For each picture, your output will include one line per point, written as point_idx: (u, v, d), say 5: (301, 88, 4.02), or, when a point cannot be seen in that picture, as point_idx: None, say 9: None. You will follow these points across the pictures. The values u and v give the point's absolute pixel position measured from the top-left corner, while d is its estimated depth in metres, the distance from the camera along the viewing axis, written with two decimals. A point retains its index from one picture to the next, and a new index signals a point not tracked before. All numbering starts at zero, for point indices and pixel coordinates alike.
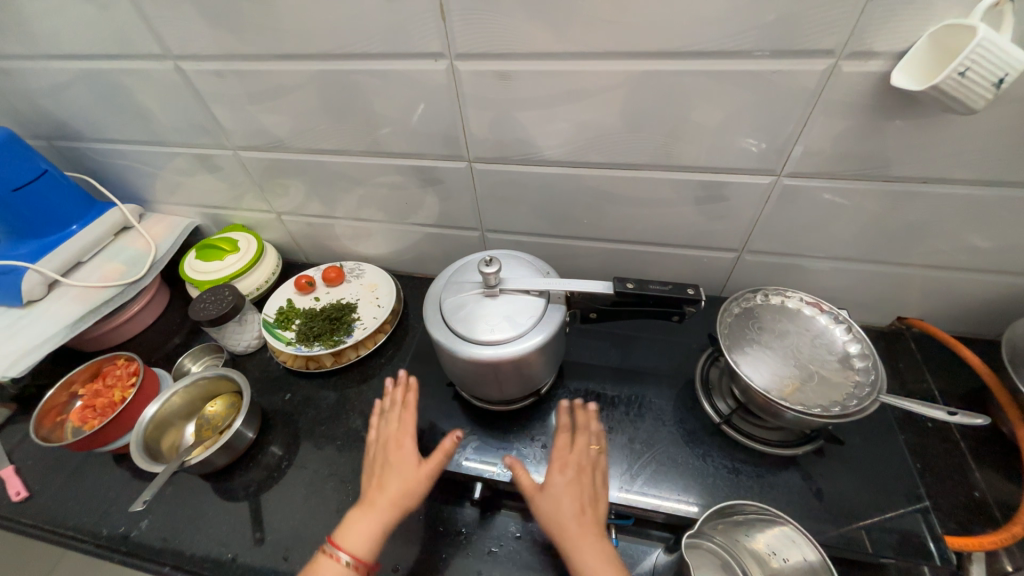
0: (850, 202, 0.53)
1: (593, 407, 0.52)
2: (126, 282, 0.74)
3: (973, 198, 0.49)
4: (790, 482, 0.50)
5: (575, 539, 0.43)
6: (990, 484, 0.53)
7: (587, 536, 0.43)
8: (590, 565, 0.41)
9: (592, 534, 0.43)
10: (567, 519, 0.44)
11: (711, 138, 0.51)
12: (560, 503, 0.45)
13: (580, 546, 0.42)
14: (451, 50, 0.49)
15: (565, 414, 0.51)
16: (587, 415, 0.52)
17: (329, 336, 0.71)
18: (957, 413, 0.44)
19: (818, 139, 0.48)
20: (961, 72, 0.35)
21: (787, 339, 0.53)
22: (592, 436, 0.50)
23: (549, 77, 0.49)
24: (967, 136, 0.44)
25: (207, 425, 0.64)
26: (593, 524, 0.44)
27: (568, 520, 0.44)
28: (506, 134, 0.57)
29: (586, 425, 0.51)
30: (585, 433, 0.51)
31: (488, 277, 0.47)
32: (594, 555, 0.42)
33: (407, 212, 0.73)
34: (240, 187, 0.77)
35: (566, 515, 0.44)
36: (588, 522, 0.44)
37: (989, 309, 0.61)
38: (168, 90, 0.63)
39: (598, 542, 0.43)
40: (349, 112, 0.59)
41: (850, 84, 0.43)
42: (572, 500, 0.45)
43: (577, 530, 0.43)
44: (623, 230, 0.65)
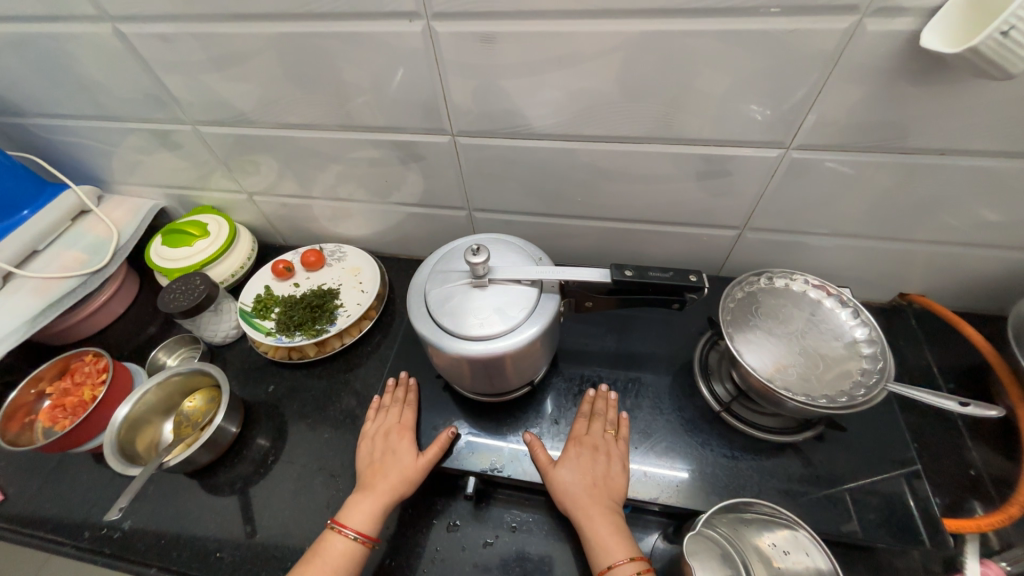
0: (862, 176, 0.50)
1: (613, 396, 0.54)
2: (88, 271, 0.69)
3: (993, 170, 0.46)
4: (790, 467, 0.49)
5: (586, 510, 0.45)
6: (987, 462, 0.53)
7: (599, 510, 0.45)
8: (601, 535, 0.43)
9: (604, 508, 0.45)
10: (578, 492, 0.46)
11: (716, 107, 0.46)
12: (573, 478, 0.47)
13: (591, 518, 0.44)
14: (427, 8, 0.43)
15: (585, 402, 0.53)
16: (607, 403, 0.53)
17: (310, 325, 0.67)
18: (968, 404, 0.42)
19: (833, 109, 0.44)
20: (1004, 31, 0.31)
21: (791, 324, 0.51)
22: (608, 421, 0.52)
23: (537, 40, 0.44)
24: (997, 102, 0.40)
25: (186, 422, 0.61)
26: (604, 498, 0.46)
27: (579, 492, 0.46)
28: (492, 105, 0.52)
29: (603, 412, 0.53)
30: (601, 419, 0.52)
31: (476, 267, 0.43)
32: (605, 526, 0.44)
33: (388, 191, 0.68)
34: (204, 165, 0.71)
35: (579, 488, 0.46)
36: (600, 497, 0.46)
37: (993, 285, 0.60)
38: (110, 57, 0.56)
39: (609, 516, 0.45)
40: (316, 81, 0.53)
41: (872, 46, 0.39)
42: (585, 475, 0.47)
43: (589, 503, 0.45)
44: (619, 208, 0.61)
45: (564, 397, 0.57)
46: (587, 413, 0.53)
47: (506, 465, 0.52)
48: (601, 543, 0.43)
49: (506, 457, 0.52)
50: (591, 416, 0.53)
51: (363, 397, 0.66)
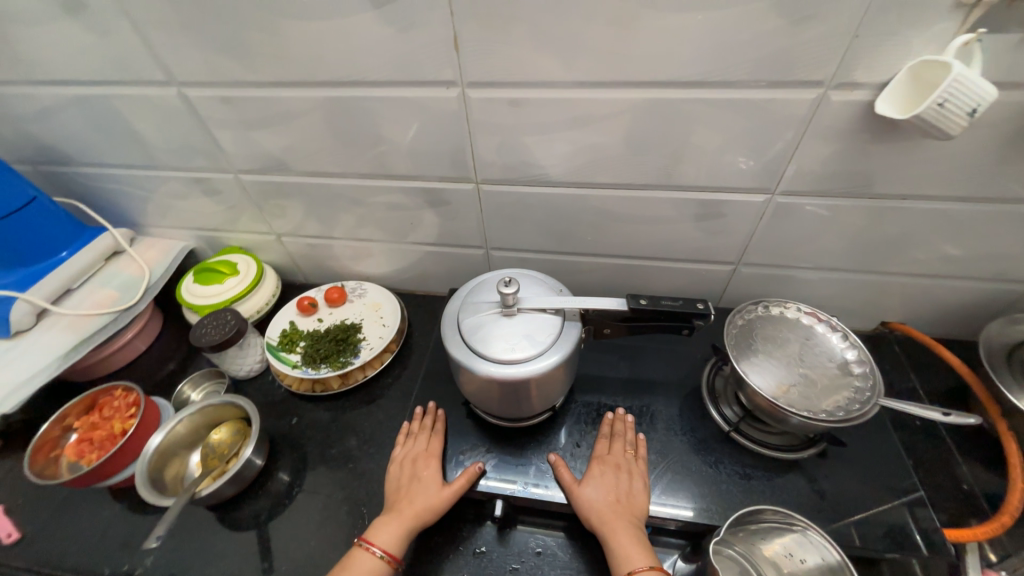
0: (838, 217, 0.57)
1: (630, 418, 0.57)
2: (120, 309, 0.72)
3: (947, 212, 0.54)
4: (797, 484, 0.53)
5: (610, 525, 0.47)
6: (976, 477, 0.57)
7: (623, 524, 0.47)
8: (624, 548, 0.46)
9: (627, 522, 0.48)
10: (603, 508, 0.48)
11: (710, 159, 0.54)
12: (597, 494, 0.49)
13: (616, 532, 0.47)
14: (464, 78, 0.51)
15: (605, 424, 0.57)
16: (626, 425, 0.57)
17: (336, 358, 0.70)
18: (951, 414, 0.48)
19: (809, 161, 0.52)
20: (940, 103, 0.39)
21: (789, 348, 0.56)
22: (628, 442, 0.55)
23: (556, 104, 0.51)
24: (943, 156, 0.48)
25: (213, 454, 0.63)
26: (627, 513, 0.48)
27: (604, 508, 0.48)
28: (513, 157, 0.58)
29: (622, 434, 0.56)
30: (621, 440, 0.56)
31: (507, 297, 0.48)
32: (628, 539, 0.46)
33: (410, 232, 0.74)
34: (237, 209, 0.76)
35: (604, 504, 0.49)
36: (623, 512, 0.48)
37: (963, 313, 0.66)
38: (168, 115, 0.62)
39: (632, 531, 0.47)
40: (356, 136, 0.60)
41: (838, 111, 0.47)
42: (609, 492, 0.50)
43: (613, 518, 0.48)
44: (625, 246, 0.68)
45: (583, 422, 0.60)
46: (608, 434, 0.56)
47: (532, 489, 0.53)
48: (624, 554, 0.45)
49: (532, 480, 0.54)
50: (612, 436, 0.56)
51: (385, 428, 0.68)
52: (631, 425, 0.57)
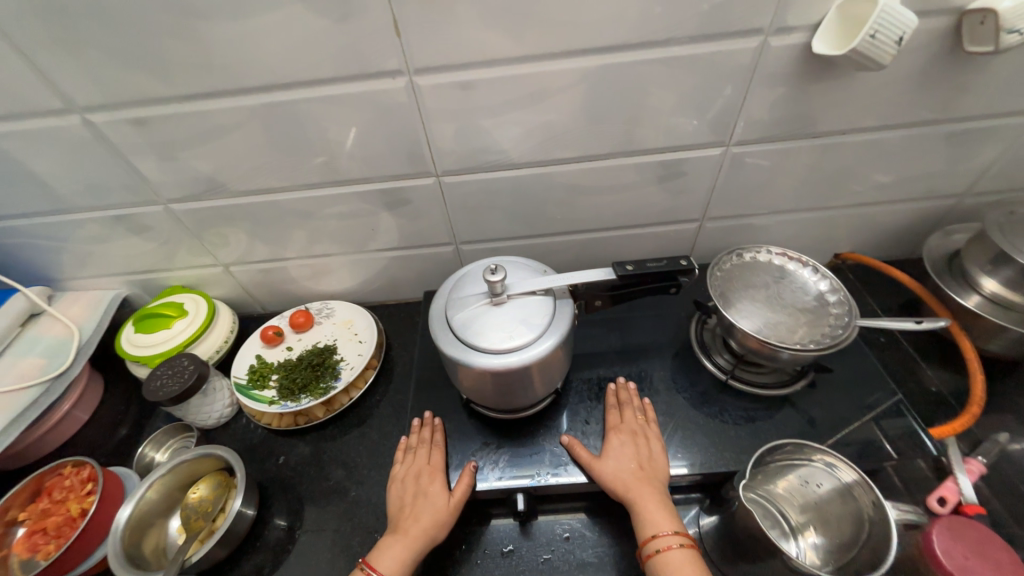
0: (789, 161, 0.60)
1: (633, 386, 0.58)
2: (50, 377, 0.64)
3: (882, 141, 0.58)
4: (796, 417, 0.55)
5: (637, 492, 0.48)
6: (940, 378, 0.63)
7: (648, 489, 0.48)
8: (650, 512, 0.47)
9: (652, 486, 0.48)
10: (628, 476, 0.49)
11: (666, 120, 0.55)
12: (620, 464, 0.50)
13: (643, 498, 0.47)
14: (410, 65, 0.48)
15: (611, 394, 0.58)
16: (630, 393, 0.58)
17: (315, 385, 0.66)
18: (922, 322, 0.52)
19: (757, 109, 0.54)
20: (873, 34, 0.42)
21: (766, 290, 0.59)
22: (637, 409, 0.56)
23: (509, 82, 0.50)
24: (873, 88, 0.52)
25: (196, 514, 0.56)
26: (651, 477, 0.49)
27: (628, 476, 0.49)
28: (472, 144, 0.57)
29: (629, 402, 0.57)
30: (630, 408, 0.56)
31: (494, 285, 0.47)
32: (653, 503, 0.47)
33: (372, 239, 0.70)
34: (173, 244, 0.69)
35: (628, 473, 0.49)
36: (647, 477, 0.49)
37: (902, 233, 0.72)
38: (73, 148, 0.55)
39: (657, 495, 0.48)
40: (299, 144, 0.55)
41: (778, 57, 0.49)
42: (630, 460, 0.50)
43: (638, 484, 0.48)
44: (595, 219, 0.68)
45: (586, 398, 0.60)
46: (615, 405, 0.57)
47: (551, 476, 0.52)
48: (649, 518, 0.46)
49: (549, 468, 0.53)
50: (620, 406, 0.57)
51: (383, 447, 0.64)
52: (636, 394, 0.58)
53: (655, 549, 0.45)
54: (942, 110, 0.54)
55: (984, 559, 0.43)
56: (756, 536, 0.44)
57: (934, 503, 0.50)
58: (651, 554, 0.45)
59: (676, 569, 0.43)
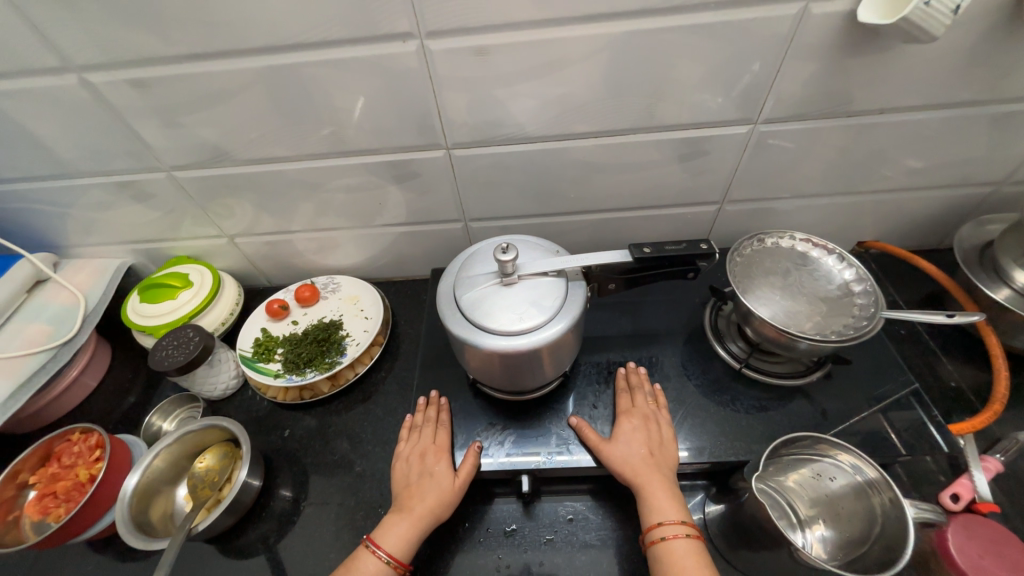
0: (819, 142, 0.57)
1: (644, 370, 0.57)
2: (57, 344, 0.64)
3: (921, 123, 0.54)
4: (810, 408, 0.54)
5: (645, 478, 0.47)
6: (960, 373, 0.61)
7: (657, 477, 0.47)
8: (657, 499, 0.46)
9: (662, 473, 0.48)
10: (637, 462, 0.48)
11: (691, 95, 0.51)
12: (630, 449, 0.49)
13: (651, 484, 0.47)
14: (421, 28, 0.45)
15: (621, 378, 0.57)
16: (641, 377, 0.57)
17: (321, 359, 0.65)
18: (952, 315, 0.50)
19: (790, 85, 0.50)
20: (927, 1, 0.38)
21: (786, 277, 0.57)
22: (648, 394, 0.55)
23: (526, 49, 0.47)
24: (918, 63, 0.48)
25: (202, 483, 0.57)
26: (660, 464, 0.48)
27: (637, 462, 0.48)
28: (485, 115, 0.54)
29: (640, 386, 0.56)
30: (640, 393, 0.55)
31: (506, 265, 0.45)
32: (661, 491, 0.47)
33: (379, 213, 0.68)
34: (177, 213, 0.67)
35: (637, 459, 0.48)
36: (657, 464, 0.48)
37: (931, 222, 0.69)
38: (71, 109, 0.53)
39: (665, 483, 0.47)
40: (304, 111, 0.53)
41: (819, 26, 0.45)
42: (640, 446, 0.49)
43: (647, 471, 0.47)
44: (609, 198, 0.65)
45: (595, 382, 0.58)
46: (626, 389, 0.56)
47: (556, 458, 0.52)
48: (655, 505, 0.46)
49: (555, 450, 0.52)
50: (630, 390, 0.56)
51: (387, 423, 0.64)
52: (647, 379, 0.57)
53: (660, 536, 0.44)
54: (991, 89, 0.50)
55: (999, 558, 0.43)
56: (764, 527, 0.43)
57: (947, 499, 0.48)
58: (655, 540, 0.44)
59: (680, 558, 0.42)
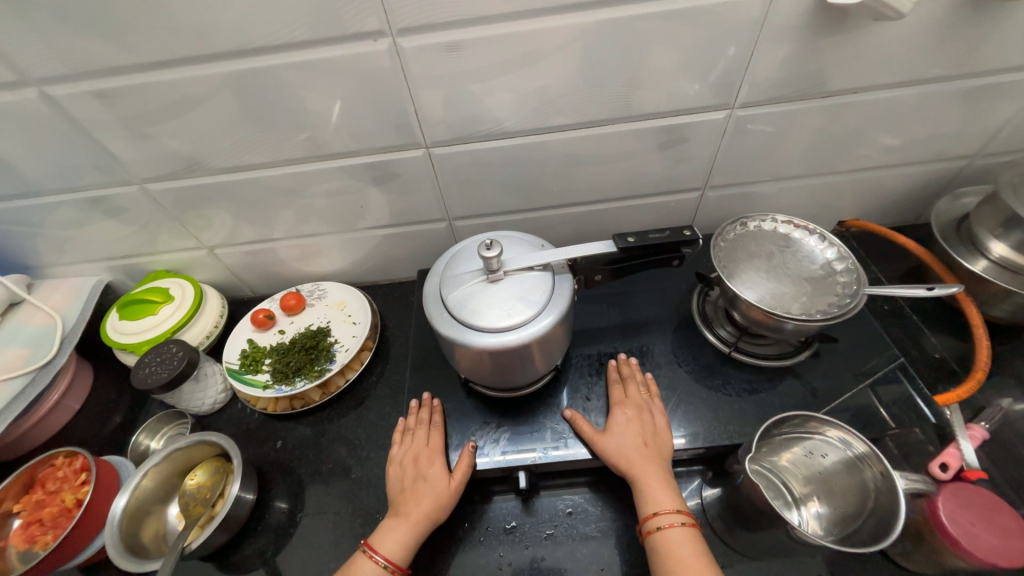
0: (795, 124, 0.57)
1: (635, 360, 0.58)
2: (35, 367, 0.62)
3: (895, 100, 0.55)
4: (800, 387, 0.55)
5: (639, 468, 0.48)
6: (943, 346, 0.62)
7: (651, 467, 0.48)
8: (653, 489, 0.46)
9: (656, 464, 0.48)
10: (632, 453, 0.48)
11: (668, 82, 0.51)
12: (625, 441, 0.49)
13: (646, 475, 0.47)
14: (392, 25, 0.44)
15: (612, 370, 0.57)
16: (632, 367, 0.57)
17: (310, 367, 0.64)
18: (934, 288, 0.51)
19: (763, 69, 0.51)
20: None
21: (772, 259, 0.57)
22: (642, 384, 0.55)
23: (500, 42, 0.46)
24: (888, 42, 0.48)
25: (194, 500, 0.55)
26: (655, 455, 0.49)
27: (633, 454, 0.48)
28: (463, 112, 0.53)
29: (632, 376, 0.56)
30: (633, 383, 0.55)
31: (491, 261, 0.45)
32: (656, 482, 0.47)
33: (361, 216, 0.67)
34: (152, 227, 0.66)
35: (633, 450, 0.49)
36: (651, 454, 0.49)
37: (908, 198, 0.71)
38: (34, 124, 0.51)
39: (660, 473, 0.48)
40: (277, 115, 0.52)
41: (789, 8, 0.45)
42: (635, 438, 0.50)
43: (642, 462, 0.48)
44: (592, 190, 0.65)
45: (587, 373, 0.59)
46: (618, 380, 0.56)
47: (553, 451, 0.52)
48: (650, 495, 0.46)
49: (551, 444, 0.52)
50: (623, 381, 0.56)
51: (381, 428, 0.64)
52: (639, 368, 0.57)
53: (656, 526, 0.44)
54: (959, 64, 0.51)
55: (991, 525, 0.44)
56: (760, 507, 0.44)
57: (936, 470, 0.48)
58: (652, 530, 0.44)
59: (676, 547, 0.43)
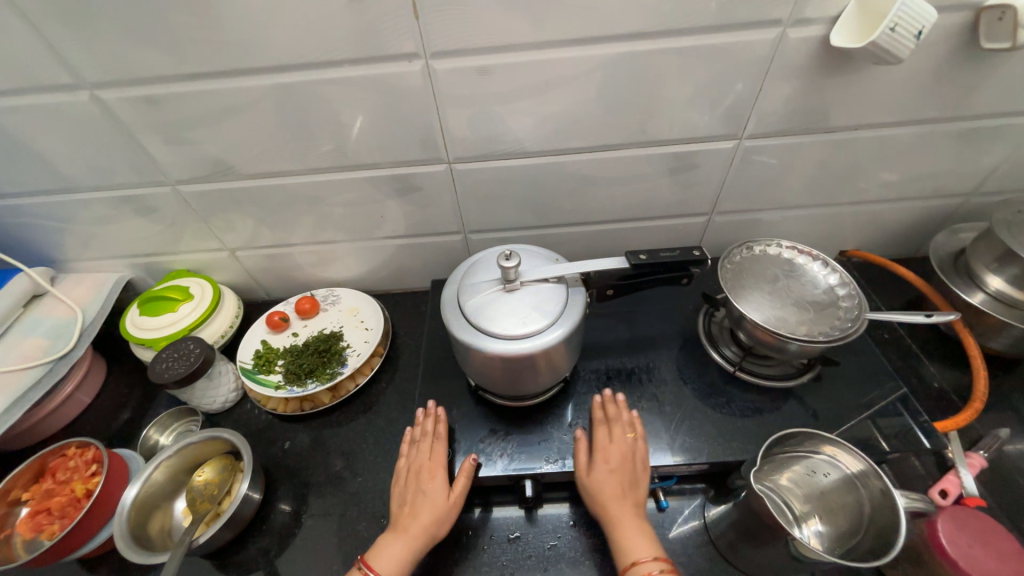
0: (800, 156, 0.60)
1: (621, 399, 0.55)
2: (54, 357, 0.63)
3: (893, 138, 0.58)
4: (802, 410, 0.56)
5: (616, 516, 0.47)
6: (943, 375, 0.64)
7: (628, 516, 0.47)
8: (629, 537, 0.46)
9: (633, 512, 0.47)
10: (610, 500, 0.48)
11: (680, 112, 0.55)
12: (603, 488, 0.48)
13: (622, 523, 0.47)
14: (426, 48, 0.48)
15: (597, 410, 0.54)
16: (619, 407, 0.54)
17: (322, 370, 0.66)
18: (933, 316, 0.53)
19: (771, 104, 0.54)
20: (892, 27, 0.42)
21: (776, 282, 0.59)
22: (626, 424, 0.52)
23: (526, 68, 0.50)
24: (887, 84, 0.52)
25: (201, 497, 0.56)
26: (633, 502, 0.48)
27: (610, 501, 0.48)
28: (485, 130, 0.56)
29: (617, 417, 0.53)
30: (618, 424, 0.53)
31: (509, 271, 0.47)
32: (632, 530, 0.46)
33: (379, 225, 0.69)
34: (179, 227, 0.68)
35: (610, 496, 0.48)
36: (629, 502, 0.48)
37: (907, 231, 0.73)
38: (81, 125, 0.54)
39: (638, 521, 0.47)
40: (310, 127, 0.55)
41: (796, 49, 0.49)
42: (614, 484, 0.48)
43: (619, 509, 0.47)
44: (604, 210, 0.68)
45: (594, 387, 0.60)
46: (603, 420, 0.53)
47: (559, 463, 0.53)
48: (626, 544, 0.45)
49: (557, 455, 0.53)
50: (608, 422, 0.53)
51: (389, 433, 0.65)
52: (625, 407, 0.54)
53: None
54: (954, 107, 0.54)
55: (988, 547, 0.45)
56: (765, 522, 0.44)
57: (935, 495, 0.50)
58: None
59: None
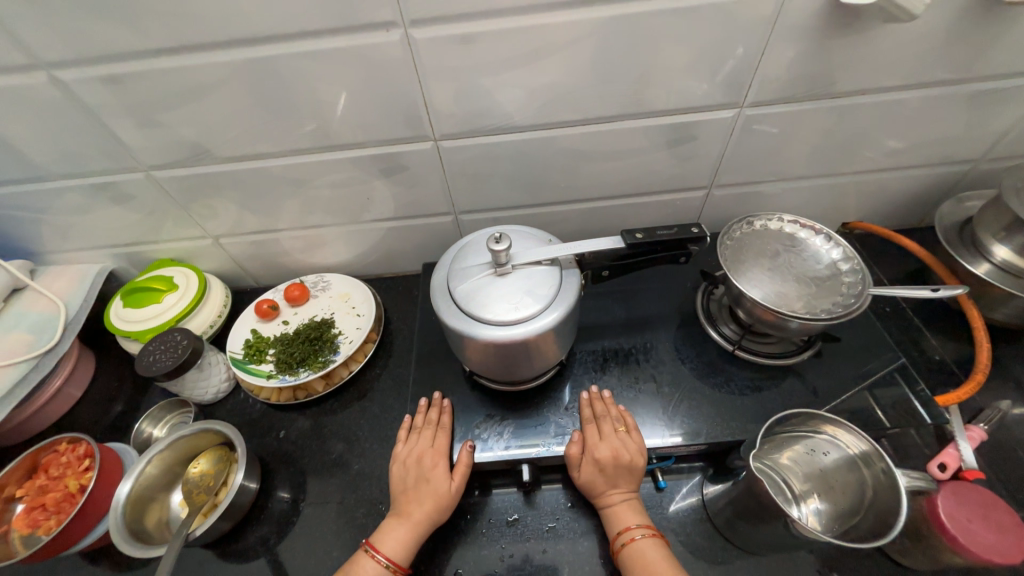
0: (803, 124, 0.58)
1: (608, 395, 0.54)
2: (39, 353, 0.62)
3: (902, 103, 0.55)
4: (802, 387, 0.55)
5: (607, 502, 0.49)
6: (943, 348, 0.63)
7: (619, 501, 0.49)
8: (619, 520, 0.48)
9: (624, 497, 0.49)
10: (600, 489, 0.50)
11: (678, 80, 0.52)
12: (592, 480, 0.50)
13: (613, 507, 0.49)
14: (405, 15, 0.44)
15: (586, 407, 0.54)
16: (605, 404, 0.54)
17: (314, 358, 0.64)
18: (938, 289, 0.51)
19: (774, 68, 0.51)
20: None
21: (778, 258, 0.57)
22: (615, 419, 0.52)
23: (512, 35, 0.46)
24: (898, 44, 0.49)
25: (197, 488, 0.55)
26: (624, 490, 0.49)
27: (601, 490, 0.50)
28: (473, 105, 0.53)
29: (605, 413, 0.53)
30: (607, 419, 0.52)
31: (499, 254, 0.45)
32: (623, 514, 0.48)
33: (366, 208, 0.67)
34: (158, 214, 0.66)
35: (598, 487, 0.50)
36: (620, 490, 0.49)
37: (912, 201, 0.71)
38: (41, 108, 0.51)
39: (629, 503, 0.49)
40: (286, 105, 0.52)
41: (802, 7, 0.45)
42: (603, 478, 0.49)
43: (610, 496, 0.49)
44: (598, 187, 0.65)
45: (591, 369, 0.59)
46: (591, 418, 0.53)
47: (557, 447, 0.52)
48: (617, 527, 0.48)
49: (555, 440, 0.53)
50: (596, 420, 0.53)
51: (384, 420, 0.64)
52: (611, 405, 0.54)
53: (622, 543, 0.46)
54: (967, 67, 0.51)
55: (985, 520, 0.45)
56: (763, 503, 0.44)
57: (935, 469, 0.50)
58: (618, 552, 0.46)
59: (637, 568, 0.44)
